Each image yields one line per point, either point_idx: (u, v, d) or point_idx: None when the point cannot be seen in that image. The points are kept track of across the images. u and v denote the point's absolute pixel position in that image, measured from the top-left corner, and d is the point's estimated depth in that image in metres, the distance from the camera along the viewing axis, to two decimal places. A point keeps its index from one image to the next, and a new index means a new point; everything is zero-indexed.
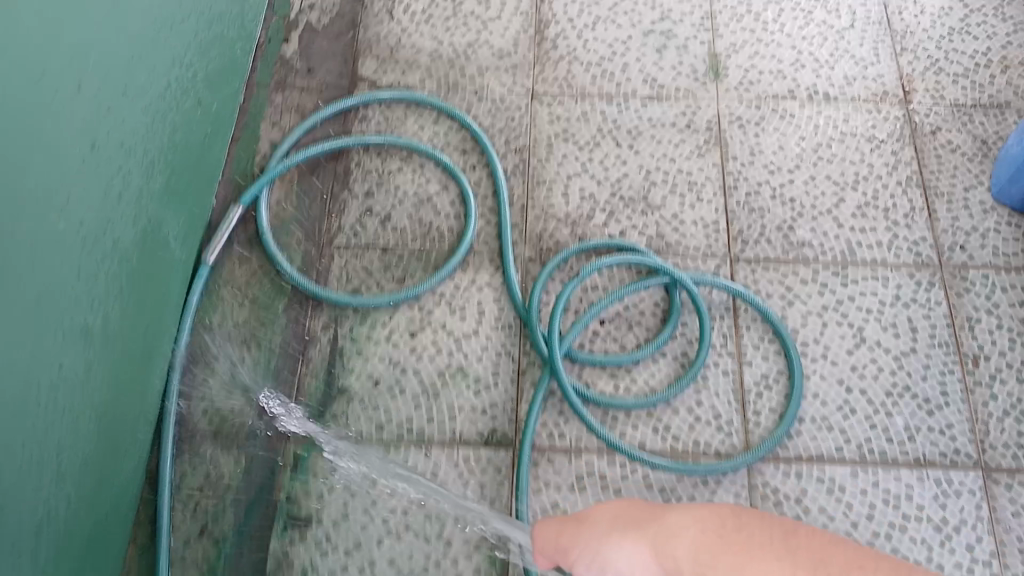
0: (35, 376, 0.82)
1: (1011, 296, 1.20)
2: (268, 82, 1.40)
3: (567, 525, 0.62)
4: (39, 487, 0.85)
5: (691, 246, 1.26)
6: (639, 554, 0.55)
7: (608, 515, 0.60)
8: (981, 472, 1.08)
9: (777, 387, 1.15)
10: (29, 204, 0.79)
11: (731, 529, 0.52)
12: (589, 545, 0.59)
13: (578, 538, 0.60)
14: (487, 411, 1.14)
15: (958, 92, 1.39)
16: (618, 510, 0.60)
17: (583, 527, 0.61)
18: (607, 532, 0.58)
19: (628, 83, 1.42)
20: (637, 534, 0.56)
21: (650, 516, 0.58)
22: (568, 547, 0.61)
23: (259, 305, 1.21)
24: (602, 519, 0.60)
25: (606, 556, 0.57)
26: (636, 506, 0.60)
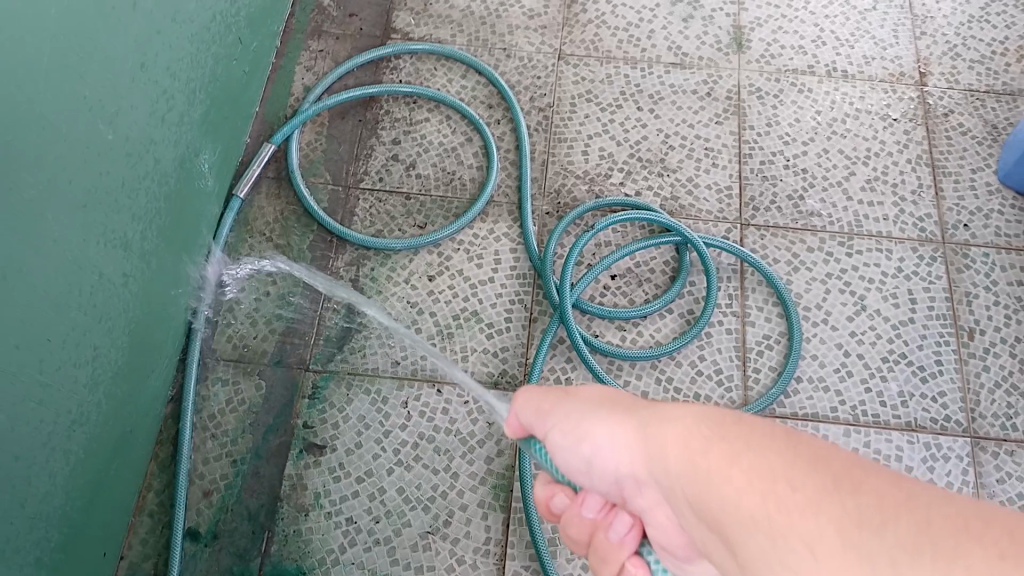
0: (77, 275, 0.86)
1: (1010, 275, 1.23)
2: (304, 30, 1.45)
3: (554, 394, 0.60)
4: (76, 383, 0.88)
5: (704, 210, 1.30)
6: (623, 436, 0.52)
7: (598, 396, 0.57)
8: (970, 439, 1.12)
9: (777, 347, 1.19)
10: (83, 113, 0.84)
11: (726, 422, 0.45)
12: (572, 420, 0.56)
13: (563, 411, 0.58)
14: (498, 353, 1.18)
15: (973, 78, 1.41)
16: (610, 394, 0.57)
17: (570, 399, 0.59)
18: (593, 413, 0.55)
19: (653, 49, 1.45)
20: (625, 421, 0.53)
21: (640, 404, 0.55)
22: (551, 417, 0.58)
23: (285, 242, 1.26)
24: (593, 399, 0.57)
25: (587, 435, 0.55)
26: (629, 394, 0.57)
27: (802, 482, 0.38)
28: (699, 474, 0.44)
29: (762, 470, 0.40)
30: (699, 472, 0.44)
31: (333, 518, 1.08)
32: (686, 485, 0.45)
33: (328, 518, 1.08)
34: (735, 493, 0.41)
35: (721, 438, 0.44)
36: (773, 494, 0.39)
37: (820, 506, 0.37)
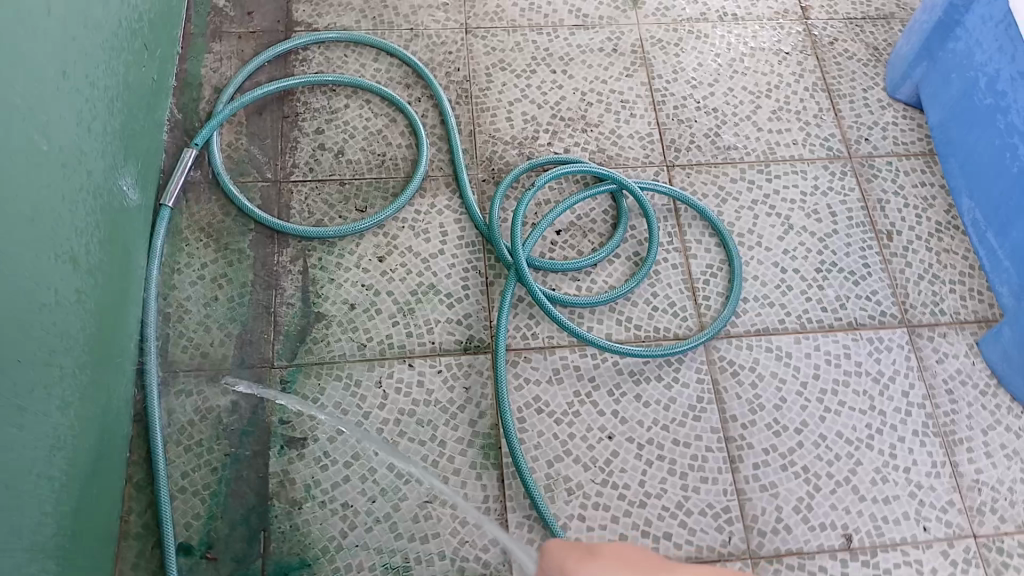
0: (37, 291, 0.84)
1: (913, 178, 1.35)
2: (204, 33, 1.42)
3: (576, 551, 0.66)
4: (51, 402, 0.85)
5: (631, 157, 1.36)
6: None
7: (617, 557, 0.63)
8: (906, 329, 1.23)
9: (720, 274, 1.26)
10: (17, 119, 0.83)
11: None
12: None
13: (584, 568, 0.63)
14: (462, 321, 1.20)
15: (849, 7, 1.54)
16: (628, 554, 0.64)
17: (589, 559, 0.64)
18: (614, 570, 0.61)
19: (555, 14, 1.50)
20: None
21: (652, 565, 0.62)
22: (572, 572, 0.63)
23: (225, 244, 1.23)
24: (612, 559, 0.63)
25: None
26: (642, 555, 0.64)
27: None
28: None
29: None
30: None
31: (328, 506, 1.06)
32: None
33: (322, 507, 1.06)
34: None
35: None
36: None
37: None
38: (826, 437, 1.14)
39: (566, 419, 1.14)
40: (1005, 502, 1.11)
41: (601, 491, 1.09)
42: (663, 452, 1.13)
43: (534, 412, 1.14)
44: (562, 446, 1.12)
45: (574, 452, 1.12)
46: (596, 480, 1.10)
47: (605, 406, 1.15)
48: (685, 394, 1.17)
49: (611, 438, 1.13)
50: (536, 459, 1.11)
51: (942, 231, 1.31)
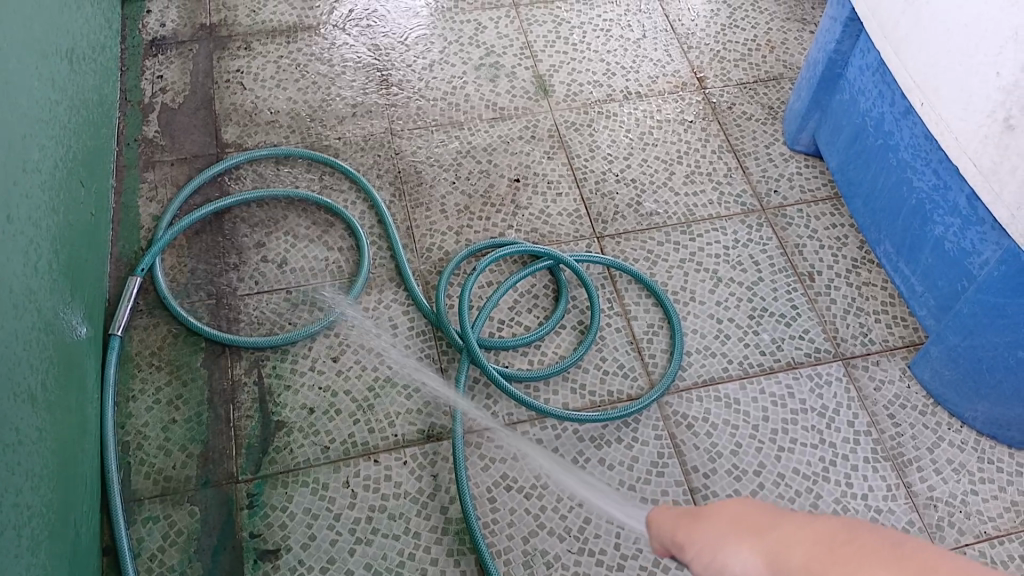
0: (0, 434, 0.87)
1: (823, 222, 1.46)
2: (136, 164, 1.46)
3: (688, 518, 0.60)
4: (19, 542, 0.87)
5: (563, 233, 1.43)
6: (750, 556, 0.52)
7: (729, 514, 0.56)
8: (841, 361, 1.30)
9: (661, 332, 1.32)
10: None
11: (843, 538, 0.47)
12: (705, 543, 0.56)
13: (701, 532, 0.57)
14: (422, 409, 1.22)
15: (741, 73, 1.68)
16: (739, 509, 0.56)
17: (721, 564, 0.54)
18: (728, 528, 0.54)
19: (473, 109, 1.59)
20: (747, 533, 0.53)
21: (768, 522, 0.53)
22: (683, 539, 0.59)
23: (177, 365, 1.24)
24: (721, 514, 0.56)
25: (719, 551, 0.54)
26: (756, 506, 0.55)
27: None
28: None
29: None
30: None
31: None
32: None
33: None
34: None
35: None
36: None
37: None
38: (784, 475, 1.19)
39: (536, 493, 1.16)
40: (960, 514, 1.16)
41: (579, 559, 1.11)
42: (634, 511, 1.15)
43: (504, 489, 1.16)
44: (535, 520, 1.14)
45: (548, 525, 1.13)
46: (573, 549, 1.11)
47: (572, 474, 1.18)
48: (646, 452, 1.20)
49: (582, 505, 1.15)
50: (511, 537, 1.12)
51: (858, 266, 1.40)
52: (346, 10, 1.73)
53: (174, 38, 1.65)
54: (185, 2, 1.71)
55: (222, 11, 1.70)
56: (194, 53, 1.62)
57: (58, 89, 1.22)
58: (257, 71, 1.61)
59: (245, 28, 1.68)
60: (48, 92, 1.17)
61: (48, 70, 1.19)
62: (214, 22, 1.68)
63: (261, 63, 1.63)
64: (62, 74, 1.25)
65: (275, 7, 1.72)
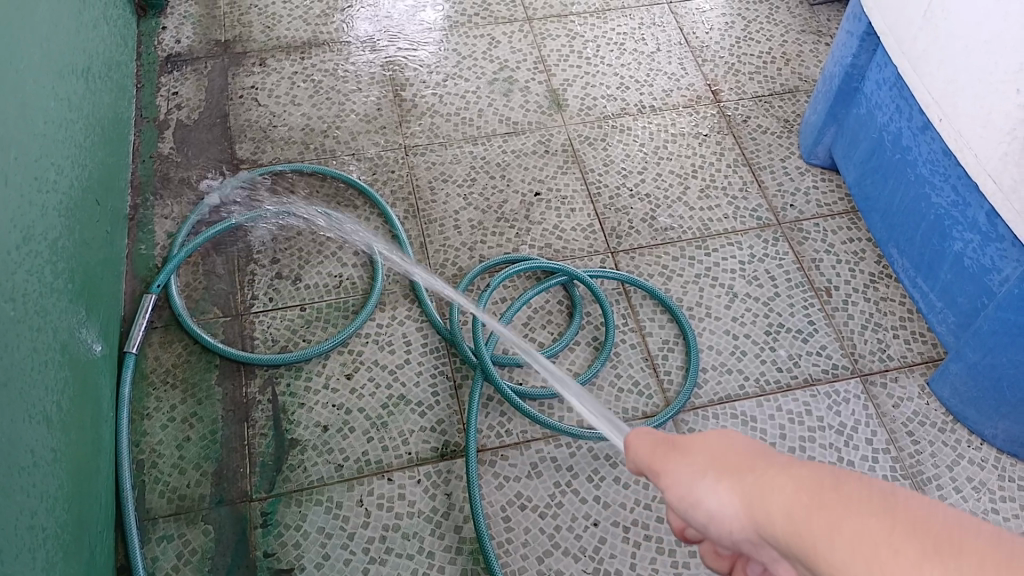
0: (15, 456, 0.87)
1: (841, 236, 1.44)
2: (152, 181, 1.47)
3: (662, 447, 0.57)
4: (34, 564, 0.87)
5: (577, 249, 1.42)
6: (728, 495, 0.50)
7: (709, 447, 0.53)
8: (860, 378, 1.28)
9: (677, 348, 1.31)
10: None
11: (828, 483, 0.44)
12: (681, 480, 0.53)
13: (675, 464, 0.54)
14: (436, 427, 1.21)
15: (756, 85, 1.66)
16: (719, 443, 0.53)
17: (684, 473, 0.53)
18: (707, 467, 0.52)
19: (486, 124, 1.58)
20: (727, 472, 0.51)
21: (749, 462, 0.50)
22: (655, 469, 0.57)
23: (192, 384, 1.25)
24: (698, 448, 0.54)
25: (695, 489, 0.52)
26: (734, 441, 0.53)
27: (903, 545, 0.39)
28: (803, 538, 0.44)
29: (864, 537, 0.40)
30: (854, 554, 0.40)
31: None
32: (795, 542, 0.45)
33: None
34: (844, 563, 0.41)
35: (911, 537, 0.39)
36: (876, 559, 0.39)
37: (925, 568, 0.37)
38: None
39: (550, 512, 1.15)
40: None
41: None
42: (649, 531, 1.14)
43: (519, 508, 1.15)
44: (550, 540, 1.13)
45: (563, 544, 1.12)
46: (588, 570, 1.10)
47: (586, 493, 1.16)
48: None
49: (597, 524, 1.14)
50: (526, 557, 1.11)
51: (876, 281, 1.39)
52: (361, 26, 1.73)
53: (189, 54, 1.66)
54: (201, 19, 1.72)
55: (237, 27, 1.71)
56: (209, 70, 1.64)
57: (75, 109, 1.23)
58: (272, 87, 1.62)
59: (261, 44, 1.68)
60: (64, 112, 1.18)
61: (64, 89, 1.20)
62: (229, 38, 1.69)
63: (275, 79, 1.63)
64: (79, 93, 1.26)
65: (289, 23, 1.73)
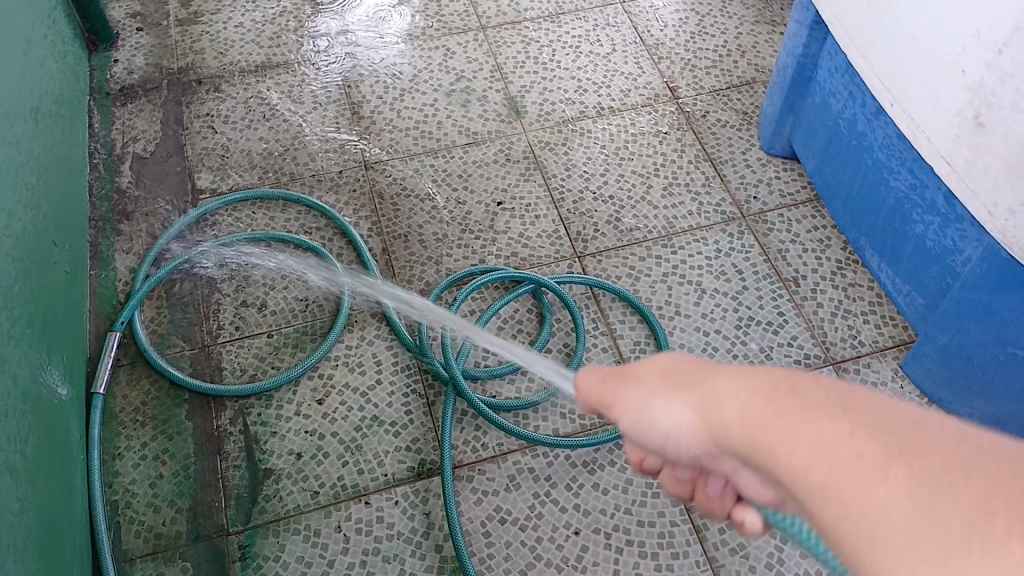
0: None
1: (806, 225, 1.44)
2: (111, 217, 1.46)
3: (617, 377, 0.57)
4: None
5: (543, 256, 1.42)
6: (688, 413, 0.50)
7: (661, 369, 0.53)
8: (832, 366, 1.28)
9: (648, 349, 1.31)
10: None
11: (780, 387, 0.44)
12: (636, 404, 0.54)
13: (633, 392, 0.54)
14: (411, 446, 1.20)
15: (713, 79, 1.66)
16: (672, 364, 0.53)
17: (644, 398, 0.53)
18: (662, 388, 0.52)
19: (446, 136, 1.57)
20: (682, 389, 0.51)
21: (701, 377, 0.50)
22: (615, 400, 0.56)
23: (162, 420, 1.24)
24: (651, 371, 0.54)
25: (652, 409, 0.53)
26: (688, 360, 0.53)
27: (864, 446, 0.38)
28: (761, 446, 0.43)
29: (824, 439, 0.39)
30: (814, 457, 0.39)
31: None
32: (753, 452, 0.44)
33: None
34: (804, 466, 0.40)
35: (872, 438, 0.38)
36: (837, 463, 0.38)
37: (886, 470, 0.37)
38: None
39: (531, 524, 1.14)
40: None
41: None
42: (631, 535, 1.13)
43: (499, 522, 1.14)
44: (532, 552, 1.12)
45: (545, 556, 1.11)
46: None
47: (566, 502, 1.16)
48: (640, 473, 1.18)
49: (578, 533, 1.13)
50: (508, 571, 1.10)
51: (843, 267, 1.39)
52: (330, 40, 1.74)
53: (142, 86, 1.64)
54: (152, 49, 1.70)
55: (190, 55, 1.70)
56: (163, 100, 1.62)
57: (25, 151, 1.22)
58: (228, 113, 1.60)
59: (214, 71, 1.67)
60: (13, 155, 1.17)
61: (12, 132, 1.19)
62: (182, 66, 1.67)
63: (231, 104, 1.62)
64: (28, 134, 1.25)
65: (242, 47, 1.71)
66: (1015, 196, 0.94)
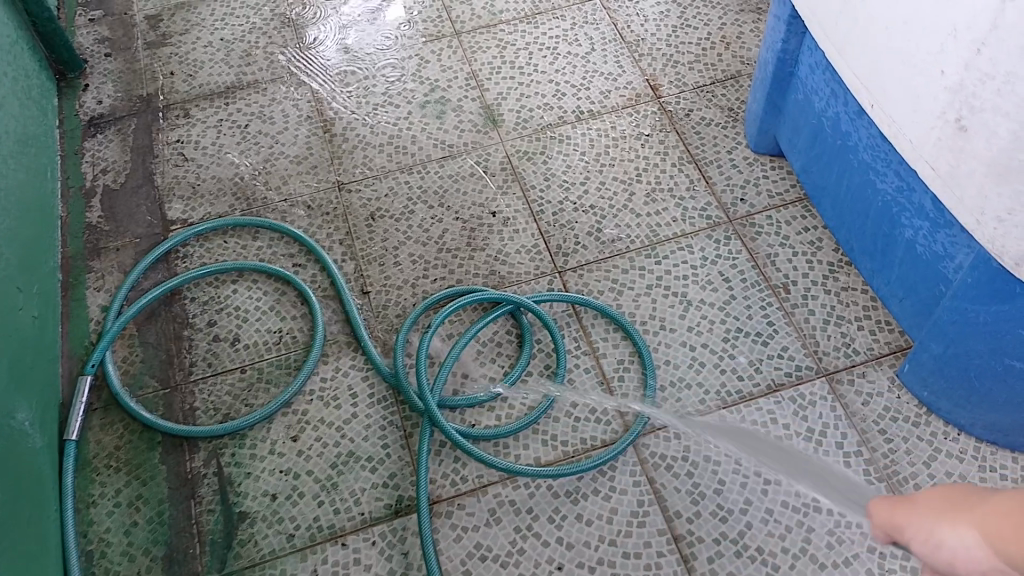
0: None
1: (796, 226, 1.38)
2: (82, 254, 1.43)
3: (898, 504, 0.67)
4: None
5: (522, 272, 1.37)
6: (967, 533, 0.60)
7: (937, 497, 0.64)
8: (825, 377, 1.23)
9: (633, 367, 1.26)
10: None
11: None
12: (919, 527, 0.63)
13: (909, 516, 0.65)
14: (388, 482, 1.17)
15: (697, 75, 1.60)
16: (946, 496, 0.64)
17: (915, 511, 0.65)
18: (937, 516, 0.63)
19: (420, 151, 1.52)
20: (955, 515, 0.62)
21: (972, 504, 0.61)
22: (896, 522, 0.66)
23: (135, 464, 1.21)
24: (927, 500, 0.65)
25: (935, 533, 0.62)
26: (963, 490, 0.63)
27: None
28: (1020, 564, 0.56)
29: None
30: None
31: None
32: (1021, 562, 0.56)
33: None
34: None
35: None
36: None
37: None
38: (773, 510, 1.12)
39: (512, 560, 1.10)
40: None
41: None
42: (616, 568, 1.09)
43: (479, 560, 1.10)
44: None
45: None
46: None
47: (548, 536, 1.12)
48: (625, 501, 1.14)
49: (562, 568, 1.09)
50: None
51: (835, 270, 1.32)
52: (334, 17, 1.75)
53: (112, 115, 1.61)
54: (122, 75, 1.67)
55: (158, 78, 1.66)
56: (133, 128, 1.59)
57: None
58: (198, 139, 1.57)
59: (183, 94, 1.63)
60: None
61: None
62: (151, 92, 1.64)
63: (201, 129, 1.58)
64: None
65: (212, 68, 1.67)
66: (1002, 203, 0.88)
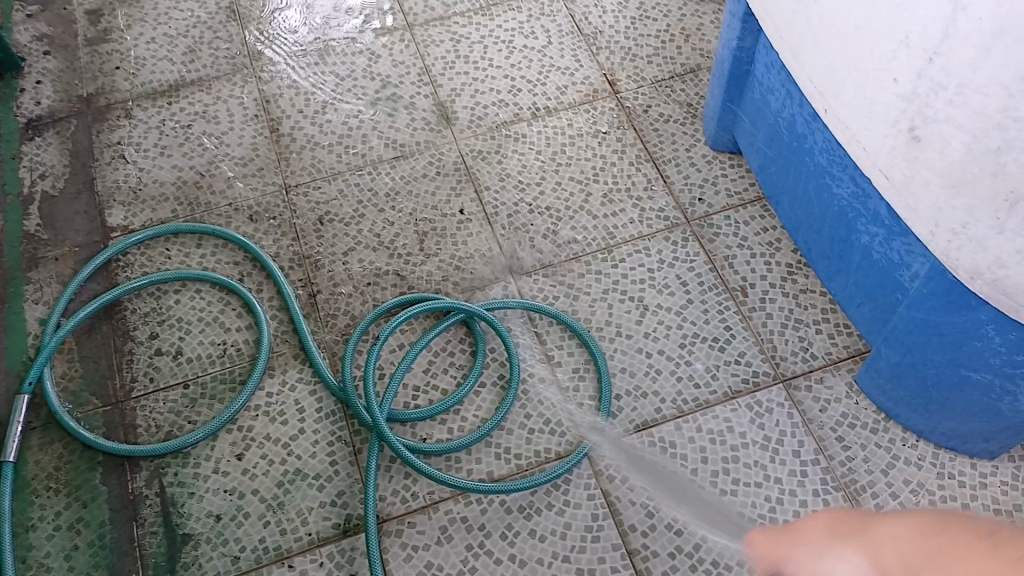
0: None
1: (754, 227, 1.35)
2: (19, 265, 1.37)
3: (779, 535, 0.69)
4: None
5: (476, 278, 1.33)
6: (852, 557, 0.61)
7: (821, 525, 0.66)
8: (782, 384, 1.21)
9: (588, 375, 1.23)
10: None
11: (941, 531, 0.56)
12: (805, 554, 0.65)
13: (794, 545, 0.66)
14: (336, 500, 1.14)
15: (655, 69, 1.56)
16: (830, 522, 0.66)
17: (798, 538, 0.67)
18: (824, 538, 0.64)
19: (372, 151, 1.48)
20: (845, 538, 0.63)
21: (858, 527, 0.63)
22: (782, 553, 0.67)
23: (75, 485, 1.17)
24: (815, 526, 0.66)
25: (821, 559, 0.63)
26: (848, 517, 0.66)
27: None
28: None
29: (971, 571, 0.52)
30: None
31: None
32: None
33: None
34: None
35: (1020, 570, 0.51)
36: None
37: None
38: (728, 523, 1.10)
39: None
40: None
41: None
42: None
43: None
44: None
45: None
46: None
47: (501, 553, 1.09)
48: (579, 515, 1.12)
49: None
50: None
51: (794, 272, 1.30)
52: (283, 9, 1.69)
53: (50, 116, 1.54)
54: (60, 73, 1.60)
55: (99, 77, 1.59)
56: (73, 130, 1.52)
57: None
58: (140, 140, 1.51)
59: (125, 94, 1.57)
60: None
61: None
62: (91, 91, 1.57)
63: (144, 130, 1.52)
64: None
65: (154, 65, 1.61)
66: (957, 215, 0.85)
